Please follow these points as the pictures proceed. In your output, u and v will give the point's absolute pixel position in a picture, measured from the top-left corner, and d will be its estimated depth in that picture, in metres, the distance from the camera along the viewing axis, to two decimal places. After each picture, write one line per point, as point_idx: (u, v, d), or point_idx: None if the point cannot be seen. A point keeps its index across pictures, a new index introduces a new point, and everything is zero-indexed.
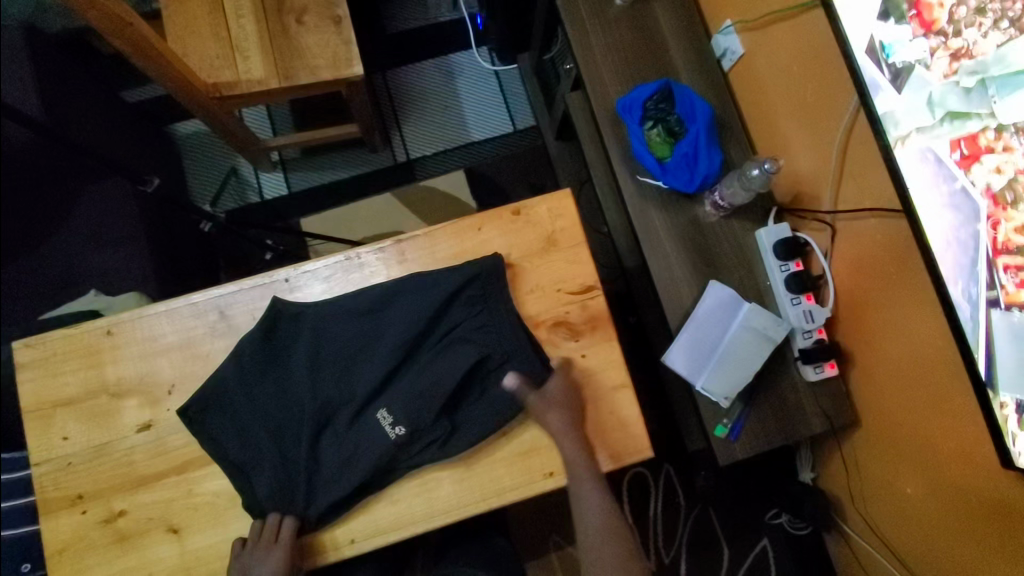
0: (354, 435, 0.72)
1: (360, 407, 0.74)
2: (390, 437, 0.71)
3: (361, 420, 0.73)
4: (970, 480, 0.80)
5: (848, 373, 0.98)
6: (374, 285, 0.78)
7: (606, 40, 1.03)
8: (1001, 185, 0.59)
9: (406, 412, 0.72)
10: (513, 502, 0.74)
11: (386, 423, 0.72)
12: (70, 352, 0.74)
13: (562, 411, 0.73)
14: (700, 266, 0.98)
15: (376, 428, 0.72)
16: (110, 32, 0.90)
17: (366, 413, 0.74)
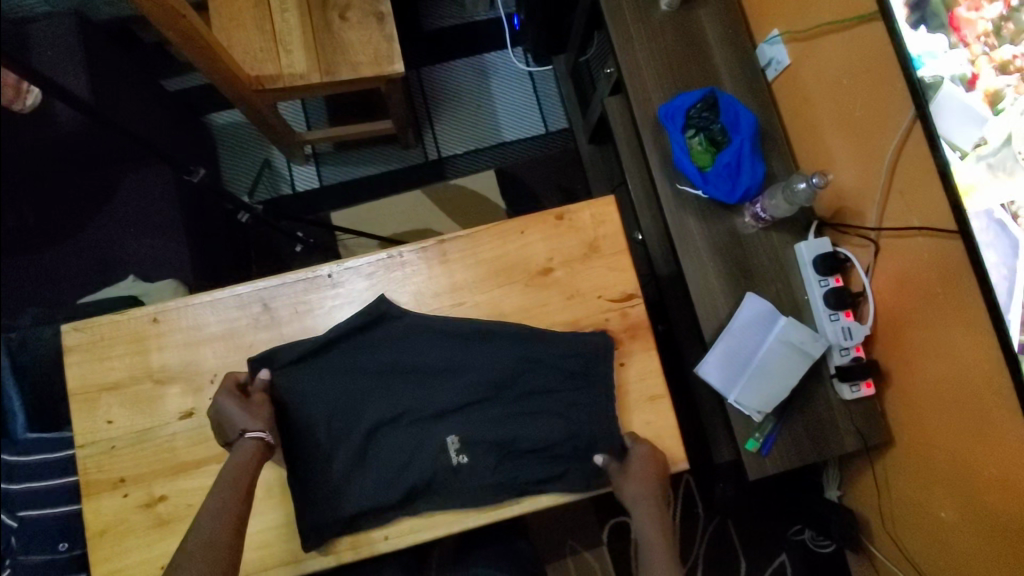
0: (420, 450, 0.74)
1: (431, 428, 0.75)
2: (451, 466, 0.73)
3: (425, 436, 0.74)
4: (1008, 507, 0.79)
5: (884, 392, 0.97)
6: (445, 315, 0.78)
7: (650, 46, 1.03)
8: None
9: (476, 455, 0.74)
10: (544, 505, 0.74)
11: (452, 449, 0.73)
12: (117, 338, 0.75)
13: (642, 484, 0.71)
14: (737, 278, 0.97)
15: (441, 451, 0.73)
16: (162, 23, 0.91)
17: (432, 434, 0.74)
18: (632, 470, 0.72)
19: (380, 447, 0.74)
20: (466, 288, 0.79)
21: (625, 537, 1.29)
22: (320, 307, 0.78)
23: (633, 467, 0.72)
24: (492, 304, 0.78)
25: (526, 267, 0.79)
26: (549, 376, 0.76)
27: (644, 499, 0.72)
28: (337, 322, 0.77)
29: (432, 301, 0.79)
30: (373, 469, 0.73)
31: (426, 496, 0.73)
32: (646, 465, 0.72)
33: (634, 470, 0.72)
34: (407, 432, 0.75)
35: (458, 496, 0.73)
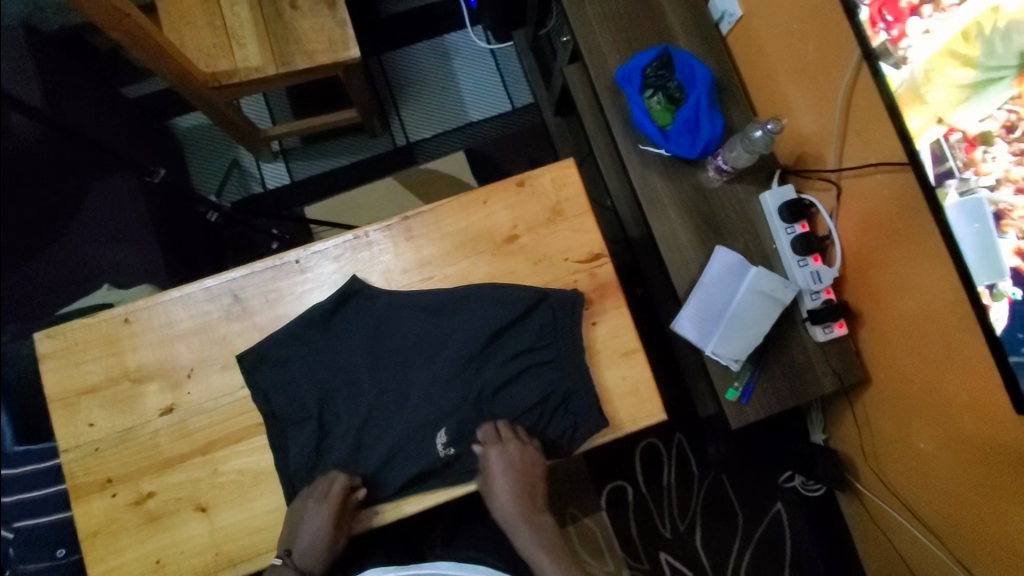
0: (411, 441, 0.74)
1: (417, 420, 0.73)
2: (440, 458, 0.73)
3: (415, 431, 0.73)
4: (983, 431, 0.81)
5: (857, 332, 0.99)
6: (417, 290, 0.78)
7: (602, 9, 1.03)
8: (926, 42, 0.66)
9: (463, 433, 0.74)
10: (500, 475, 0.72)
11: (441, 444, 0.73)
12: (91, 341, 0.76)
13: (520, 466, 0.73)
14: (705, 233, 0.98)
15: (430, 445, 0.73)
16: (107, 24, 0.90)
17: (412, 428, 0.73)
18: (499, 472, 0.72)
19: (364, 431, 0.75)
20: (435, 262, 0.79)
21: (623, 499, 1.33)
22: (291, 293, 0.78)
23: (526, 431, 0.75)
24: (462, 276, 0.79)
25: (491, 237, 0.80)
26: (526, 343, 0.77)
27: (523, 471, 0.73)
28: (309, 307, 0.77)
29: (402, 278, 0.79)
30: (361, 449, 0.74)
31: (417, 480, 0.73)
32: (519, 460, 0.73)
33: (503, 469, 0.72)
34: (393, 411, 0.75)
35: (445, 476, 0.74)
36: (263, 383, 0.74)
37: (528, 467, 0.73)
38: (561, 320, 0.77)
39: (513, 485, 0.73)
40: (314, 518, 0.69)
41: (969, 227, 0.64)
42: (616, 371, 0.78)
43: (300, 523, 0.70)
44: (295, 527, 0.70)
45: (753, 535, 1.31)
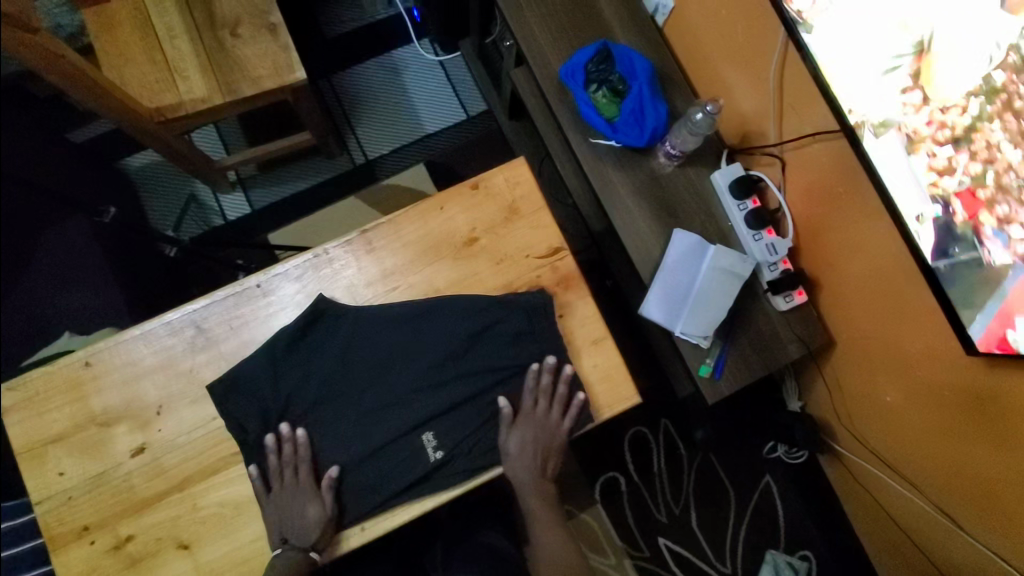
0: (395, 451, 0.74)
1: (402, 424, 0.75)
2: (429, 461, 0.74)
3: (401, 435, 0.74)
4: (942, 379, 0.84)
5: (817, 297, 1.02)
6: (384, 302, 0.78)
7: (540, 11, 1.05)
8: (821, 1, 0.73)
9: (447, 433, 0.75)
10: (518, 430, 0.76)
11: (429, 446, 0.74)
12: (52, 390, 0.74)
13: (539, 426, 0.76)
14: (663, 218, 1.01)
15: (419, 449, 0.74)
16: (42, 68, 0.89)
17: (397, 432, 0.74)
18: (517, 427, 0.76)
19: (341, 444, 0.75)
20: (398, 272, 0.80)
21: (615, 490, 1.34)
22: (255, 318, 0.77)
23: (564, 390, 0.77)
24: (426, 284, 0.80)
25: (451, 242, 0.81)
26: (495, 341, 0.78)
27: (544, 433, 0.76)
28: (275, 330, 0.76)
29: (367, 291, 0.79)
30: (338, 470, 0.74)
31: (404, 489, 0.73)
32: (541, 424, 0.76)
33: (523, 421, 0.76)
34: (370, 423, 0.75)
35: (431, 483, 0.74)
36: (238, 414, 0.73)
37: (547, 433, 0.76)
38: (529, 316, 0.78)
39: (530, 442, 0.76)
40: (298, 489, 0.71)
41: (889, 156, 0.71)
42: (588, 360, 0.79)
43: (286, 507, 0.71)
44: (283, 520, 0.71)
45: (746, 509, 1.34)
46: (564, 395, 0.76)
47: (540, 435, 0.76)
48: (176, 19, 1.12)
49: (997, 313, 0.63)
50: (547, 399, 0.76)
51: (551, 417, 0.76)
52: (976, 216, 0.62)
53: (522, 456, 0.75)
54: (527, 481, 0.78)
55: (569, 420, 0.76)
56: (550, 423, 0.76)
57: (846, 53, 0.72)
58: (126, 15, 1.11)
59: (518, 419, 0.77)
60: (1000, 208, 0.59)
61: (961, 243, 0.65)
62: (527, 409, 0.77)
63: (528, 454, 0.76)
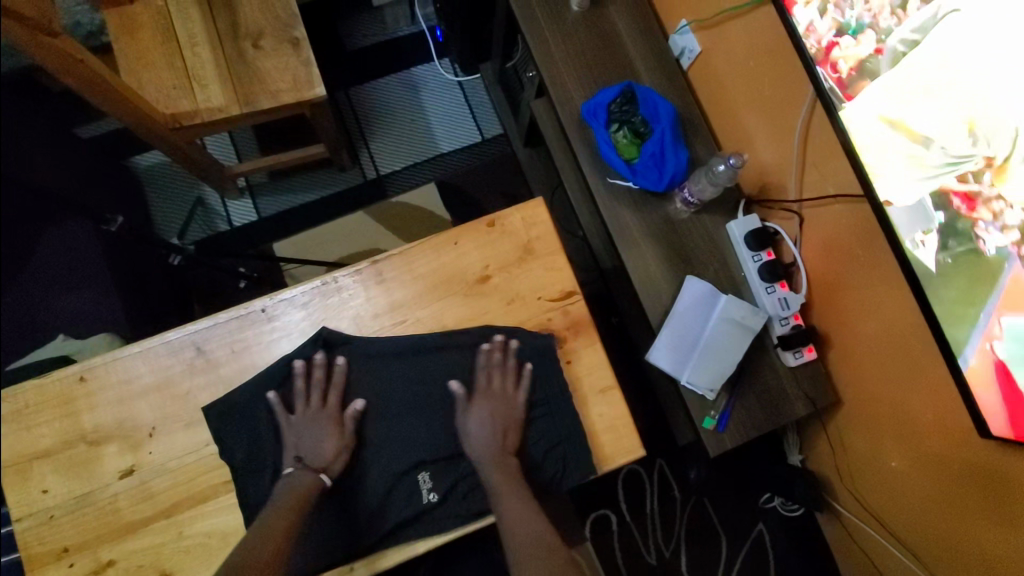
0: (392, 491, 0.72)
1: (400, 464, 0.73)
2: (422, 502, 0.72)
3: (397, 474, 0.73)
4: (948, 449, 0.83)
5: (826, 354, 1.01)
6: (391, 336, 0.77)
7: (566, 47, 1.05)
8: (823, 27, 0.76)
9: (444, 474, 0.73)
10: (480, 413, 0.73)
11: (424, 487, 0.72)
12: (43, 404, 0.72)
13: (495, 407, 0.73)
14: (676, 263, 1.00)
15: (413, 489, 0.72)
16: (59, 71, 0.88)
17: (392, 471, 0.73)
18: (476, 407, 0.73)
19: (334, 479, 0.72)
20: (406, 305, 0.78)
21: (606, 529, 1.31)
22: (258, 343, 0.76)
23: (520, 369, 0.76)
24: (435, 319, 0.78)
25: (463, 278, 0.79)
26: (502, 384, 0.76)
27: (497, 417, 0.73)
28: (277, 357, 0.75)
29: (373, 323, 0.78)
30: (332, 506, 0.72)
31: (396, 529, 0.71)
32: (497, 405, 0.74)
33: (483, 402, 0.73)
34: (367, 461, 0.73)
35: (423, 526, 0.71)
36: (234, 444, 0.71)
37: (505, 414, 0.74)
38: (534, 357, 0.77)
39: (492, 424, 0.72)
40: (322, 412, 0.72)
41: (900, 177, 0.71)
42: (594, 409, 0.78)
43: (307, 431, 0.71)
44: (301, 442, 0.71)
45: (738, 557, 1.31)
46: (514, 369, 0.76)
47: (500, 415, 0.74)
48: (198, 27, 1.11)
49: (993, 307, 0.62)
50: (497, 374, 0.75)
51: (510, 394, 0.75)
52: (970, 210, 0.62)
53: (482, 434, 0.72)
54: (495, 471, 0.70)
55: (523, 391, 0.75)
56: (509, 400, 0.74)
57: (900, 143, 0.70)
58: (149, 19, 1.10)
59: (475, 402, 0.74)
60: (995, 203, 0.59)
61: (959, 238, 0.64)
62: (485, 390, 0.74)
63: (489, 434, 0.72)
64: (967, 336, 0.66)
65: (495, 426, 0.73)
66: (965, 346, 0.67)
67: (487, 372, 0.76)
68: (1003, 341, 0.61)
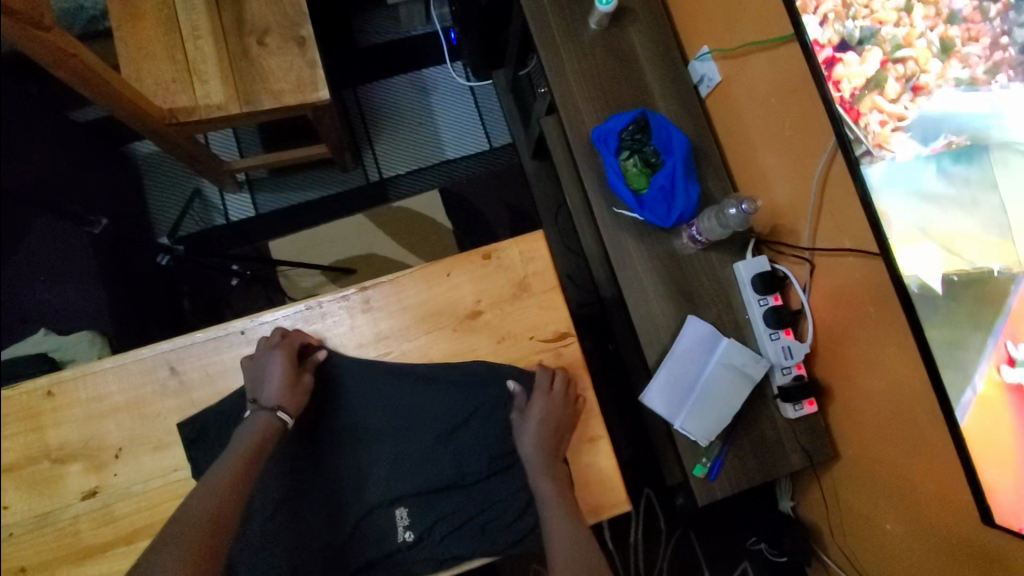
0: (369, 520, 0.71)
1: (381, 497, 0.71)
2: (398, 540, 0.70)
3: (375, 508, 0.71)
4: (949, 523, 0.79)
5: (827, 407, 0.97)
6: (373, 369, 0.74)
7: (580, 67, 1.00)
8: (827, 36, 0.70)
9: (423, 514, 0.71)
10: (540, 406, 0.70)
11: (400, 524, 0.70)
12: (7, 417, 0.69)
13: (555, 408, 0.71)
14: (679, 301, 0.96)
15: (390, 525, 0.70)
16: (49, 63, 0.84)
17: (372, 504, 0.71)
18: (536, 403, 0.71)
19: (305, 510, 0.71)
20: (393, 336, 0.76)
21: None
22: (234, 367, 0.73)
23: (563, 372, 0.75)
24: (421, 353, 0.75)
25: (453, 311, 0.76)
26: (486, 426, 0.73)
27: (556, 416, 0.71)
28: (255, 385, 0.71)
29: (356, 352, 0.75)
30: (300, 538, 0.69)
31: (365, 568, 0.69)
32: (554, 405, 0.71)
33: (537, 396, 0.71)
34: (344, 499, 0.71)
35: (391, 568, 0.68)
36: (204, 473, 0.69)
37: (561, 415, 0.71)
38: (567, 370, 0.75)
39: (548, 420, 0.70)
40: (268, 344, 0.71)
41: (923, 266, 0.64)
42: (579, 457, 0.74)
43: (258, 367, 0.70)
44: (252, 381, 0.70)
45: None
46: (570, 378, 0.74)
47: (558, 414, 0.71)
48: (202, 20, 1.07)
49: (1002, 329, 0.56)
50: (558, 378, 0.74)
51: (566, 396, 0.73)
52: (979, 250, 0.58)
53: (539, 430, 0.70)
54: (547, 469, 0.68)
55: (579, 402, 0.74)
56: (565, 403, 0.72)
57: (925, 219, 0.64)
58: (153, 9, 1.06)
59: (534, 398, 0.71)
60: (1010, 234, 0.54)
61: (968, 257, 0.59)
62: (541, 386, 0.72)
63: (544, 431, 0.70)
64: (974, 364, 0.60)
65: (549, 428, 0.70)
66: (973, 372, 0.60)
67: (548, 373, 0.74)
68: (1015, 363, 0.55)
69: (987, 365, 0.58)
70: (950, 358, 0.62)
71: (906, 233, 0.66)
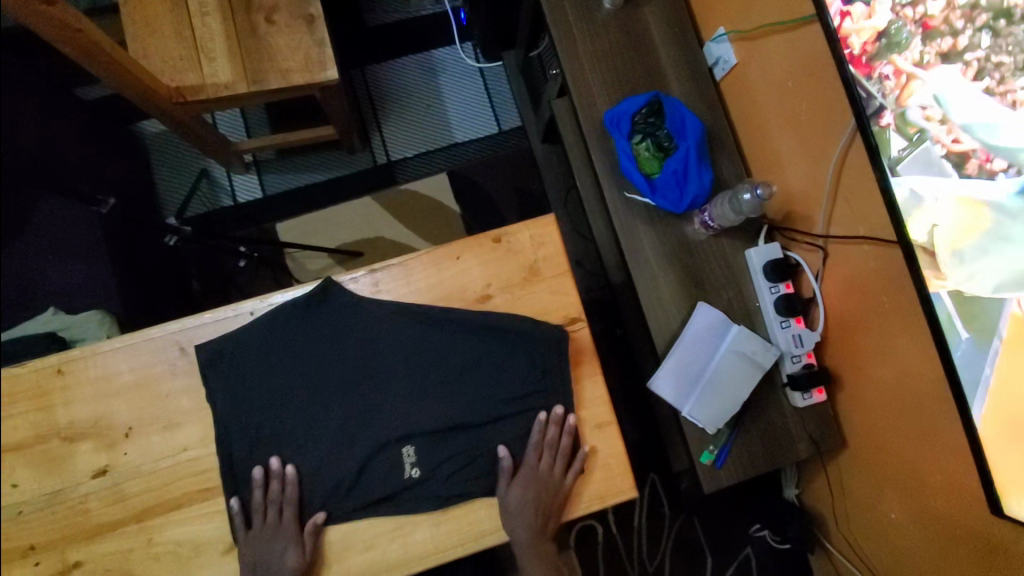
0: (375, 470, 0.70)
1: (385, 433, 0.70)
2: (405, 477, 0.69)
3: (380, 445, 0.70)
4: (958, 515, 0.79)
5: (837, 395, 0.97)
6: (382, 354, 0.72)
7: (593, 47, 0.98)
8: None
9: (429, 451, 0.70)
10: (518, 487, 0.70)
11: (407, 461, 0.70)
12: (16, 395, 0.69)
13: (535, 484, 0.70)
14: (689, 288, 0.95)
15: (397, 463, 0.70)
16: (57, 38, 0.83)
17: (378, 442, 0.70)
18: (517, 482, 0.70)
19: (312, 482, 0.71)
20: None
21: (591, 541, 1.30)
22: None
23: (557, 441, 0.71)
24: None
25: (463, 295, 0.75)
26: (496, 409, 0.72)
27: (539, 494, 0.70)
28: (265, 367, 0.71)
29: None
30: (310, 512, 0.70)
31: (371, 545, 0.69)
32: (538, 487, 0.69)
33: (523, 474, 0.70)
34: (350, 427, 0.71)
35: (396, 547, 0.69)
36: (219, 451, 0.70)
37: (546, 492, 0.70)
38: (561, 427, 0.71)
39: (533, 501, 0.69)
40: (280, 528, 0.67)
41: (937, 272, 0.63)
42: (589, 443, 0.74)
43: (263, 547, 0.67)
44: (259, 558, 0.67)
45: None
46: (568, 448, 0.70)
47: (542, 493, 0.70)
48: None
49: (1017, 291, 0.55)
50: (548, 453, 0.70)
51: (555, 472, 0.70)
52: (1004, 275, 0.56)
53: (521, 512, 0.69)
54: (525, 542, 0.70)
55: (571, 474, 0.71)
56: (553, 478, 0.70)
57: (935, 191, 0.62)
58: None
59: (519, 474, 0.70)
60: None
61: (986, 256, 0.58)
62: (529, 462, 0.70)
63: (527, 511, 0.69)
64: (996, 312, 0.58)
65: (530, 506, 0.69)
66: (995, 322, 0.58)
67: (539, 438, 0.71)
68: None
69: (1012, 307, 0.56)
70: (973, 326, 0.61)
71: (924, 231, 0.64)
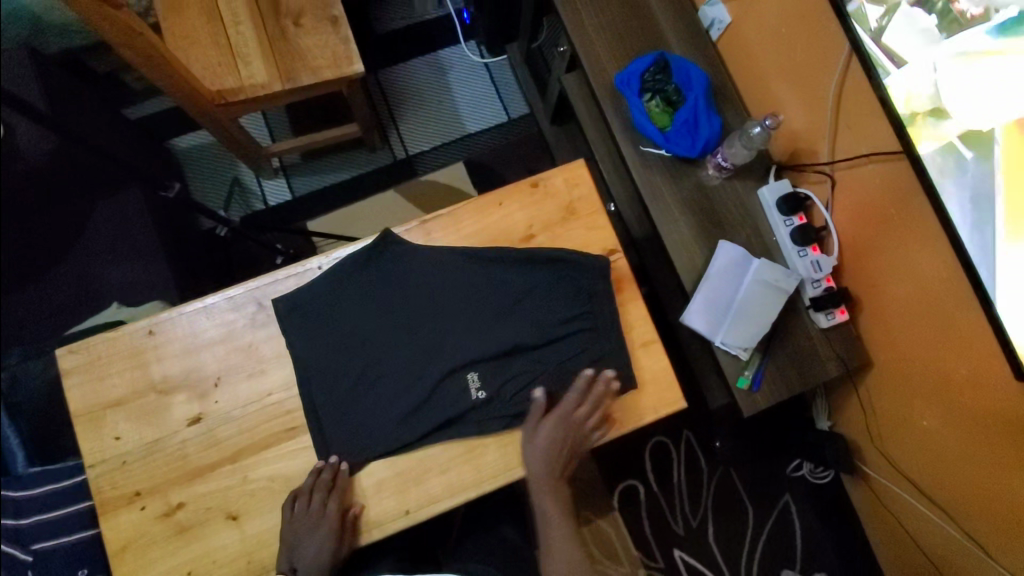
0: (443, 396, 0.76)
1: (450, 363, 0.77)
2: (472, 400, 0.76)
3: (446, 374, 0.76)
4: (983, 405, 0.84)
5: (859, 317, 1.03)
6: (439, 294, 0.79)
7: (598, 18, 1.07)
8: None
9: (492, 375, 0.77)
10: (579, 404, 0.75)
11: (473, 385, 0.76)
12: (114, 356, 0.76)
13: (593, 400, 0.75)
14: (708, 228, 1.02)
15: (463, 388, 0.76)
16: (120, 43, 0.91)
17: (444, 370, 0.76)
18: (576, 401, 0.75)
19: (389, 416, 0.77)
20: None
21: (635, 498, 1.34)
22: None
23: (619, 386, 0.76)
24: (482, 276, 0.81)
25: (508, 236, 0.82)
26: (549, 335, 0.78)
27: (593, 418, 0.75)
28: (336, 312, 0.78)
29: None
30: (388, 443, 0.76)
31: (446, 468, 0.75)
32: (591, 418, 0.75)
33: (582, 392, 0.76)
34: (417, 361, 0.77)
35: (468, 468, 0.75)
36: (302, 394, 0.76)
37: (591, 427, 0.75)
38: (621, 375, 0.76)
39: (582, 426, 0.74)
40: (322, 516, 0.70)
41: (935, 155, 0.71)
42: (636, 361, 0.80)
43: (303, 528, 0.70)
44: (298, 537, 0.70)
45: (763, 530, 1.33)
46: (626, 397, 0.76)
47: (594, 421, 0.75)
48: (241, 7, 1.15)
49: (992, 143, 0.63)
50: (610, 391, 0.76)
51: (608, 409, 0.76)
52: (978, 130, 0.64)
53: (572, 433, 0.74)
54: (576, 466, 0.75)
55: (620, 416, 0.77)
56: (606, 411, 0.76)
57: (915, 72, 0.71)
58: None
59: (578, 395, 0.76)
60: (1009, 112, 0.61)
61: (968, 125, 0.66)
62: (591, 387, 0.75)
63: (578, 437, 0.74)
64: (988, 186, 0.64)
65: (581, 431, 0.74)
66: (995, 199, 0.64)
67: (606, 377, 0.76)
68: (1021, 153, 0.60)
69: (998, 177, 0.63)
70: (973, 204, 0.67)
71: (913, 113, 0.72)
